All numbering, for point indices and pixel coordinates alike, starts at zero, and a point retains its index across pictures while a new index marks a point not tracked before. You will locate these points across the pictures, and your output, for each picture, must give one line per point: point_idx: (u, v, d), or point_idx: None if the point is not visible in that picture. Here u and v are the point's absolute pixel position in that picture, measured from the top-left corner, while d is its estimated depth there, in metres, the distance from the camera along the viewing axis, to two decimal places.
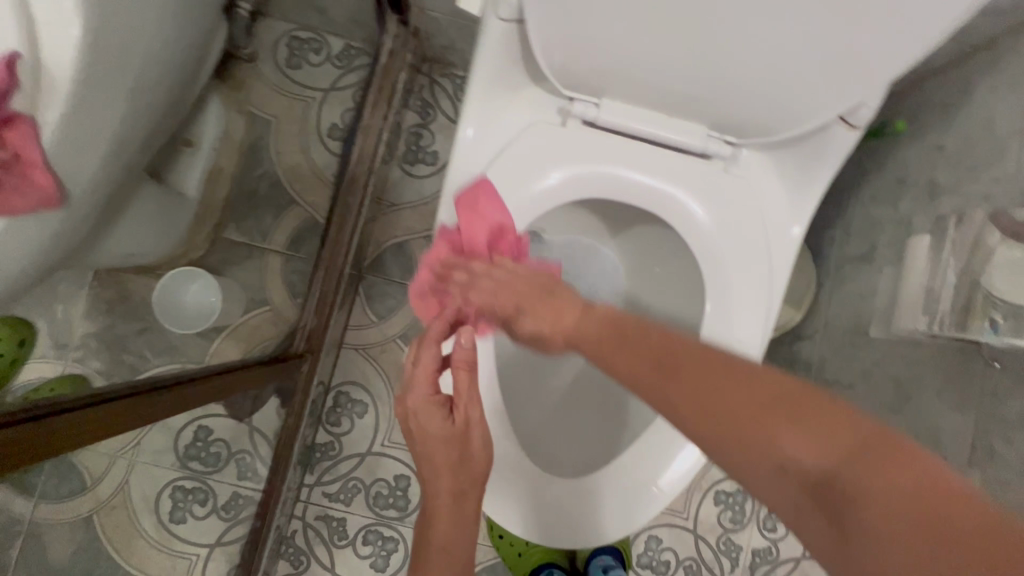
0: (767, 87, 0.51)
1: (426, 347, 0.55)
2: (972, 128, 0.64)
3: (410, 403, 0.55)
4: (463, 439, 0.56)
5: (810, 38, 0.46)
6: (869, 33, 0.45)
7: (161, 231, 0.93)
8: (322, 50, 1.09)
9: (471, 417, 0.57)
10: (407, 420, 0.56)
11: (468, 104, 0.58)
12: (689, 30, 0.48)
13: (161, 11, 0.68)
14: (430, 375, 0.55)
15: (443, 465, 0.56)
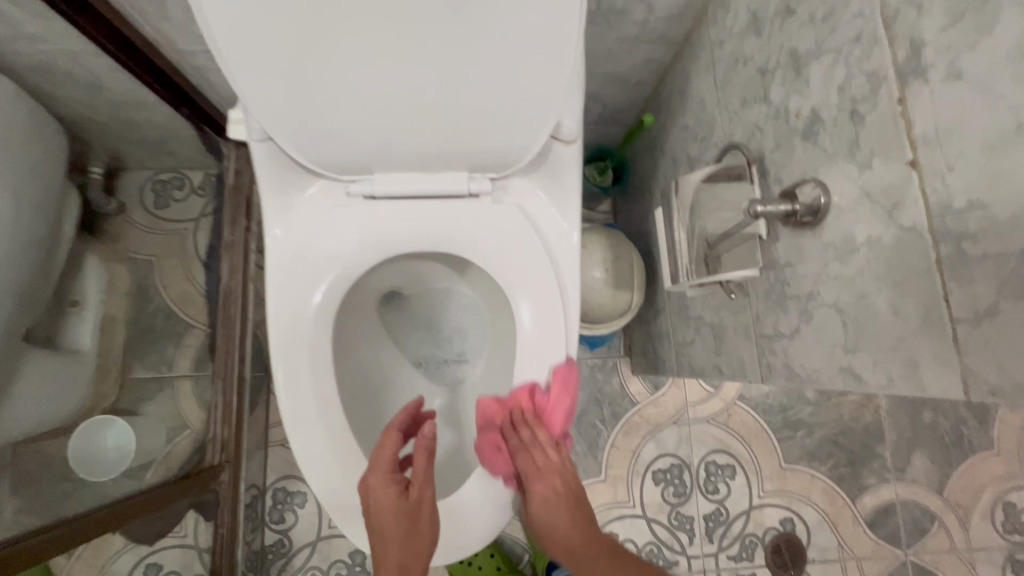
0: (484, 133, 0.62)
1: (392, 434, 0.66)
2: (697, 106, 0.77)
3: (371, 480, 0.64)
4: (415, 515, 0.63)
5: (485, 94, 0.57)
6: (525, 78, 0.55)
7: (61, 391, 0.97)
8: (185, 184, 1.19)
9: (424, 496, 0.64)
10: (366, 498, 0.64)
11: (266, 209, 0.68)
12: (396, 111, 0.58)
13: None
14: (391, 457, 0.65)
15: (391, 534, 0.62)
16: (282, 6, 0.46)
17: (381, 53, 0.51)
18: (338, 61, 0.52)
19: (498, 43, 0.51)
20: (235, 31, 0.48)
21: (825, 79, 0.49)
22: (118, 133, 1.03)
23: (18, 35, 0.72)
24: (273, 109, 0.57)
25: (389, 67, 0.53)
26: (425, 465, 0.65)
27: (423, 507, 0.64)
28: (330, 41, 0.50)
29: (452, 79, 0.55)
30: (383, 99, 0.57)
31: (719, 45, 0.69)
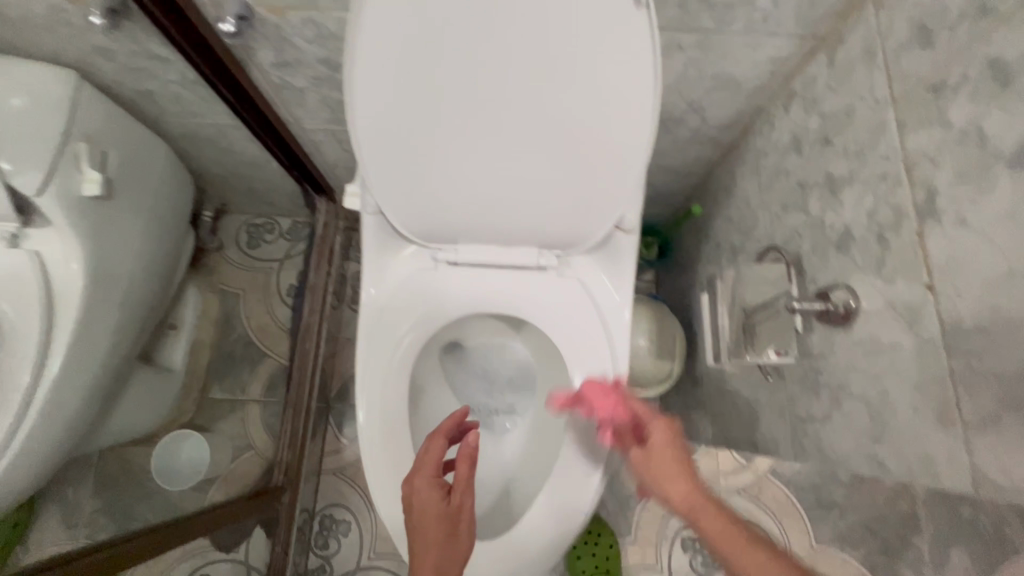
0: (563, 216, 0.72)
1: (437, 438, 0.72)
2: (742, 202, 0.86)
3: (417, 483, 0.68)
4: (454, 523, 0.66)
5: (568, 180, 0.68)
6: (602, 167, 0.66)
7: (153, 405, 1.10)
8: (274, 229, 1.34)
9: (464, 504, 0.67)
10: (411, 500, 0.68)
11: (365, 267, 0.79)
12: (492, 193, 0.70)
13: (139, 242, 0.93)
14: (434, 462, 0.70)
15: (432, 539, 0.65)
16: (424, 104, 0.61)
17: (488, 141, 0.65)
18: (455, 153, 0.66)
19: (583, 135, 0.64)
20: (380, 122, 0.63)
21: (857, 203, 0.58)
22: (230, 186, 1.20)
23: (182, 112, 0.89)
24: (392, 191, 0.70)
25: (493, 152, 0.66)
26: (465, 472, 0.67)
27: (463, 512, 0.66)
28: (450, 129, 0.64)
29: (542, 165, 0.67)
30: (483, 181, 0.69)
31: (764, 155, 0.79)
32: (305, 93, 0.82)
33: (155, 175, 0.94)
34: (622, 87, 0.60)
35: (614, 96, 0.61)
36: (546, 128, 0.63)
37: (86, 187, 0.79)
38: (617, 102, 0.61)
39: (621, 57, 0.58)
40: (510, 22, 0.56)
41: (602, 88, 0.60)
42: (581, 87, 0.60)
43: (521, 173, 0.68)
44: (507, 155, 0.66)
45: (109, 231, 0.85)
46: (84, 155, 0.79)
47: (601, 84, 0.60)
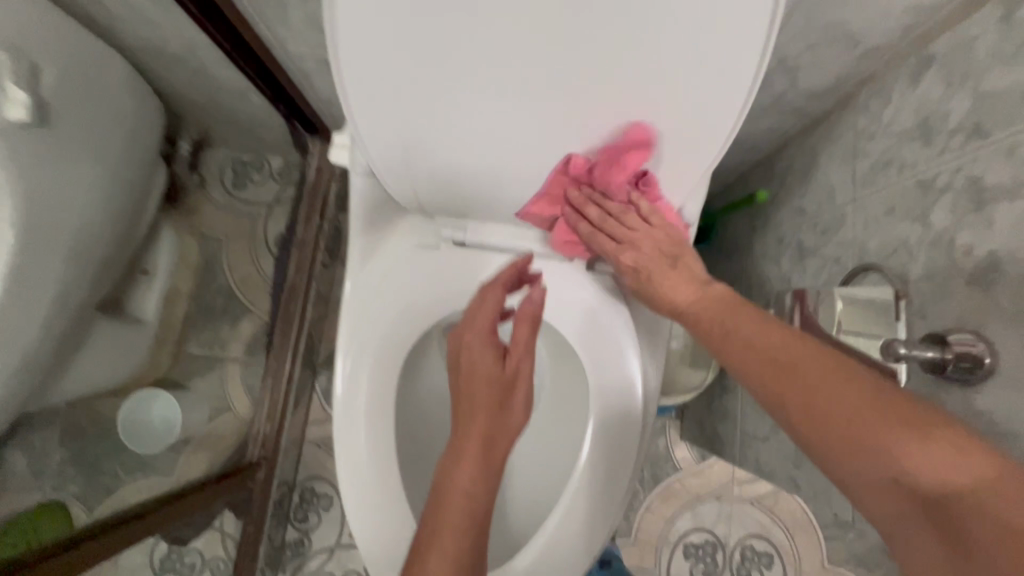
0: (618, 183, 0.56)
1: (495, 289, 0.59)
2: (821, 192, 0.70)
3: (466, 338, 0.58)
4: (511, 383, 0.56)
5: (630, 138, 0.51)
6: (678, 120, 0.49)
7: (120, 358, 0.99)
8: (263, 168, 1.19)
9: (523, 366, 0.57)
10: (457, 355, 0.58)
11: (352, 240, 0.66)
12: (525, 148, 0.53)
13: (91, 178, 0.77)
14: (488, 316, 0.58)
15: (481, 405, 0.55)
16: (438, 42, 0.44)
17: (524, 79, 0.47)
18: (476, 110, 0.50)
19: (650, 86, 0.47)
20: (372, 53, 0.45)
21: (1014, 225, 0.42)
22: (211, 115, 1.04)
23: (139, 19, 0.72)
24: (390, 151, 0.54)
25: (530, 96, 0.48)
26: (532, 330, 0.58)
27: (520, 377, 0.57)
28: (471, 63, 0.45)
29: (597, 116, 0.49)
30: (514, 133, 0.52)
31: (865, 138, 0.62)
32: (287, 7, 0.64)
33: (110, 98, 0.78)
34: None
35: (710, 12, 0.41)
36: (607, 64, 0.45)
37: (12, 110, 0.64)
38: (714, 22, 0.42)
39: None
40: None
41: (688, 21, 0.42)
42: (661, 30, 0.42)
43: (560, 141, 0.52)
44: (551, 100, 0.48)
45: (50, 165, 0.70)
46: (6, 66, 0.62)
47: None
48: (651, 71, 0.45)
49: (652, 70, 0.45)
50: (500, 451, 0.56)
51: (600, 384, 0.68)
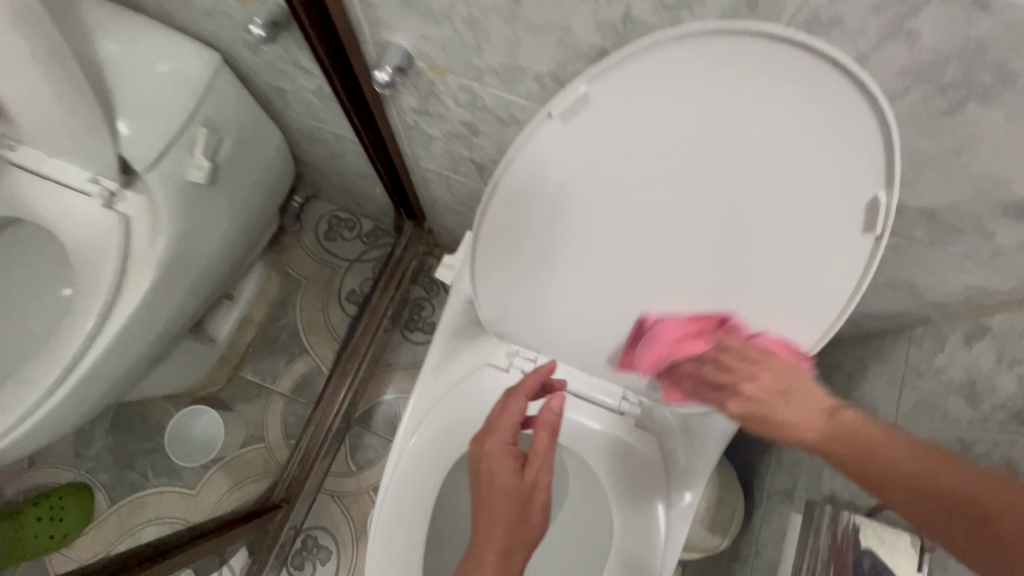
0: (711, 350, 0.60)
1: (519, 399, 0.64)
2: (863, 404, 0.74)
3: (488, 446, 0.62)
4: (527, 497, 0.61)
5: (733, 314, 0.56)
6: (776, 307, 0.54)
7: (187, 371, 1.08)
8: (355, 228, 1.30)
9: (538, 480, 0.61)
10: (479, 460, 0.62)
11: (436, 341, 0.73)
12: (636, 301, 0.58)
13: (226, 226, 0.89)
14: (512, 429, 0.63)
15: (501, 518, 0.60)
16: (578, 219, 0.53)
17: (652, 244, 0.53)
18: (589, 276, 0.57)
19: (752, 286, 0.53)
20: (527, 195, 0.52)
21: None
22: (326, 180, 1.18)
23: (307, 114, 0.86)
24: (495, 291, 0.62)
25: (653, 259, 0.54)
26: (548, 445, 0.61)
27: (538, 489, 0.61)
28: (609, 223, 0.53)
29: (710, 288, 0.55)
30: (628, 285, 0.57)
31: (914, 373, 0.67)
32: (434, 141, 0.76)
33: (261, 164, 0.91)
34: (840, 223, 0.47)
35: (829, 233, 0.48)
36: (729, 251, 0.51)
37: (191, 172, 0.77)
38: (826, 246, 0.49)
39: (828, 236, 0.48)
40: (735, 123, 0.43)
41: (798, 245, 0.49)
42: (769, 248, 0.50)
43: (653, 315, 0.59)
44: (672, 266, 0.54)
45: (203, 213, 0.82)
46: (201, 140, 0.76)
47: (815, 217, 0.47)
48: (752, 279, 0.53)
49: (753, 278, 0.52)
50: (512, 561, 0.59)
51: (623, 537, 0.72)
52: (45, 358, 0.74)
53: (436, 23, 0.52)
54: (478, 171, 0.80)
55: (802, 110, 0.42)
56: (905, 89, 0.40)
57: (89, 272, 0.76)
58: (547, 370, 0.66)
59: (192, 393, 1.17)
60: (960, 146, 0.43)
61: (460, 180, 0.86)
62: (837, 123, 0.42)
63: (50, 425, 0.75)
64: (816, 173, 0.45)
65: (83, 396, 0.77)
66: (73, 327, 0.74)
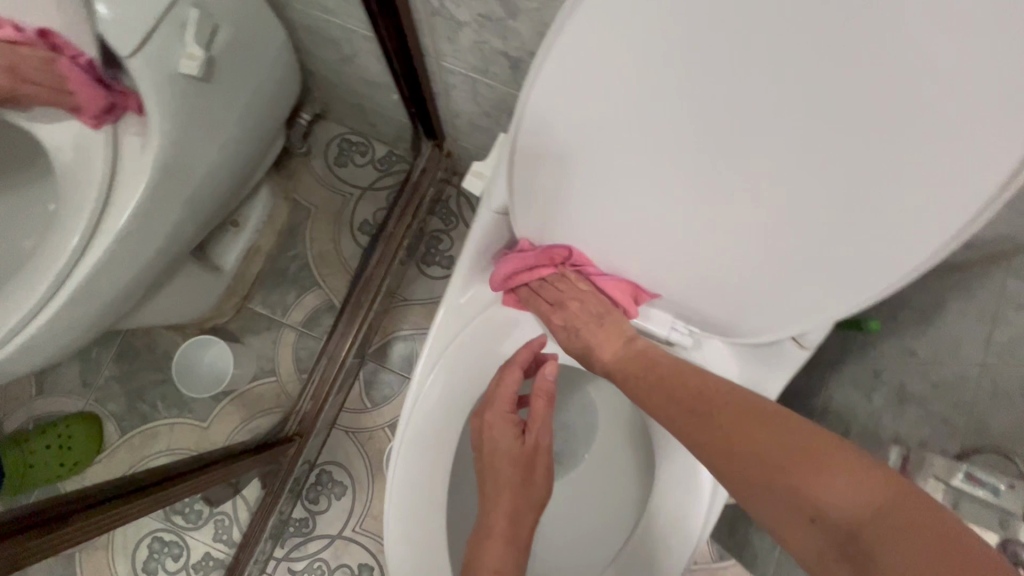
0: (800, 287, 0.50)
1: (513, 369, 0.63)
2: (941, 343, 0.66)
3: (488, 418, 0.62)
4: (530, 459, 0.62)
5: (822, 249, 0.47)
6: (881, 244, 0.44)
7: (193, 300, 1.02)
8: (368, 153, 1.20)
9: (539, 443, 0.63)
10: (481, 433, 0.63)
11: (461, 261, 0.64)
12: (695, 228, 0.51)
13: (227, 133, 0.79)
14: (510, 398, 0.63)
15: (506, 481, 0.61)
16: (638, 106, 0.44)
17: (715, 164, 0.46)
18: (647, 180, 0.49)
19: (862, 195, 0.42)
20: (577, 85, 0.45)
21: None
22: (336, 95, 1.07)
23: (314, 4, 0.75)
24: (537, 203, 0.55)
25: (724, 162, 0.45)
26: (545, 406, 0.63)
27: (540, 450, 0.63)
28: (672, 125, 0.45)
29: (821, 196, 0.44)
30: (698, 194, 0.48)
31: (1012, 306, 0.58)
32: (461, 29, 0.66)
33: (263, 67, 0.81)
34: (989, 127, 0.36)
35: (956, 148, 0.38)
36: (809, 180, 0.43)
37: (183, 63, 0.66)
38: (971, 136, 0.37)
39: (981, 117, 0.36)
40: None
41: (934, 133, 0.38)
42: (892, 140, 0.39)
43: (720, 231, 0.50)
44: (743, 188, 0.46)
45: (204, 117, 0.73)
46: (192, 24, 0.65)
47: (935, 129, 0.38)
48: (858, 183, 0.42)
49: (858, 181, 0.42)
50: (520, 526, 0.60)
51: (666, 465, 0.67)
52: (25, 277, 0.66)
53: None
54: (511, 70, 0.69)
55: None
56: None
57: (67, 181, 0.67)
58: (541, 343, 0.66)
59: (200, 323, 1.11)
60: None
61: (489, 84, 0.76)
62: None
63: (38, 346, 0.68)
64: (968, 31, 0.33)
65: (77, 316, 0.70)
66: (56, 238, 0.66)
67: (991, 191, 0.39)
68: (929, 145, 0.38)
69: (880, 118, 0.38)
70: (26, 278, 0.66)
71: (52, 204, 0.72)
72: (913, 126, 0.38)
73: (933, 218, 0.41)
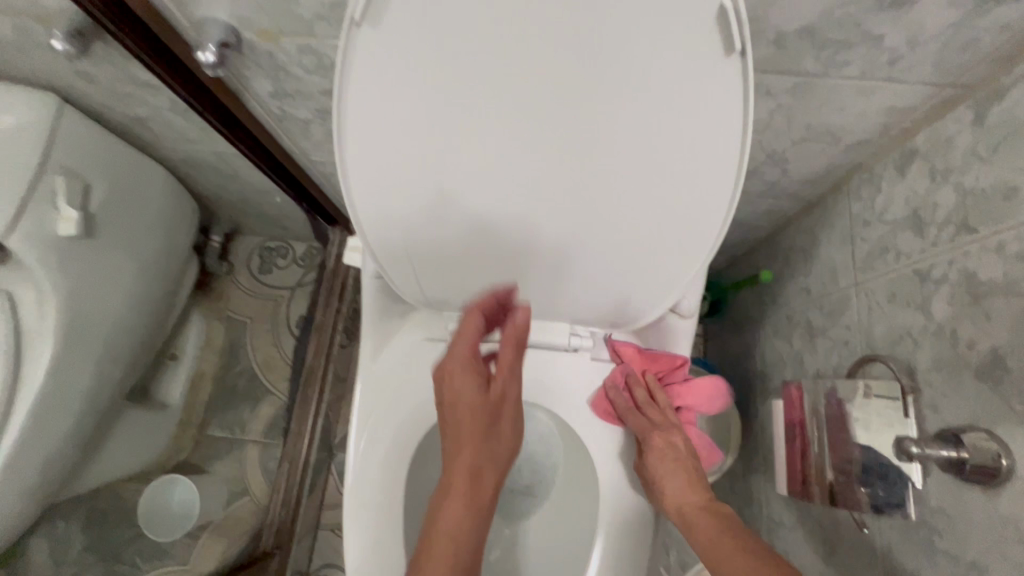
0: (644, 266, 0.54)
1: (473, 313, 0.56)
2: (823, 274, 0.70)
3: (449, 363, 0.56)
4: (494, 414, 0.56)
5: (644, 229, 0.50)
6: (674, 205, 0.48)
7: (146, 443, 1.03)
8: (288, 254, 1.24)
9: (505, 396, 0.56)
10: (442, 378, 0.56)
11: (367, 327, 0.69)
12: (532, 252, 0.54)
13: (128, 276, 0.83)
14: (473, 350, 0.56)
15: (467, 438, 0.54)
16: (435, 153, 0.47)
17: (521, 195, 0.49)
18: (479, 213, 0.51)
19: (649, 166, 0.46)
20: (378, 154, 0.47)
21: (1012, 318, 0.43)
22: (239, 210, 1.11)
23: (179, 138, 0.80)
24: (400, 262, 0.57)
25: (530, 175, 0.48)
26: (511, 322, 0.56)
27: (502, 403, 0.56)
28: (469, 161, 0.47)
29: (622, 179, 0.47)
30: (525, 209, 0.50)
31: (861, 224, 0.63)
32: (309, 125, 0.71)
33: (148, 205, 0.85)
34: (706, 76, 0.41)
35: (694, 111, 0.43)
36: (607, 167, 0.46)
37: (61, 226, 0.71)
38: (701, 87, 0.42)
39: (697, 73, 0.41)
40: (532, 11, 0.39)
41: (673, 95, 0.42)
42: (646, 112, 0.43)
43: (563, 236, 0.52)
44: (546, 200, 0.49)
45: (97, 268, 0.76)
46: (60, 188, 0.70)
47: (673, 92, 0.42)
48: (643, 156, 0.45)
49: (642, 155, 0.45)
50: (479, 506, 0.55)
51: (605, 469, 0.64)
52: None
53: None
54: None
55: None
56: None
57: None
58: (506, 291, 0.57)
59: (160, 465, 1.07)
60: None
61: None
62: None
63: None
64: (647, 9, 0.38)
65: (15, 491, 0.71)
66: None
67: (741, 126, 0.43)
68: (676, 106, 0.43)
69: (627, 98, 0.42)
70: None
71: None
72: (654, 95, 0.42)
73: (714, 164, 0.45)
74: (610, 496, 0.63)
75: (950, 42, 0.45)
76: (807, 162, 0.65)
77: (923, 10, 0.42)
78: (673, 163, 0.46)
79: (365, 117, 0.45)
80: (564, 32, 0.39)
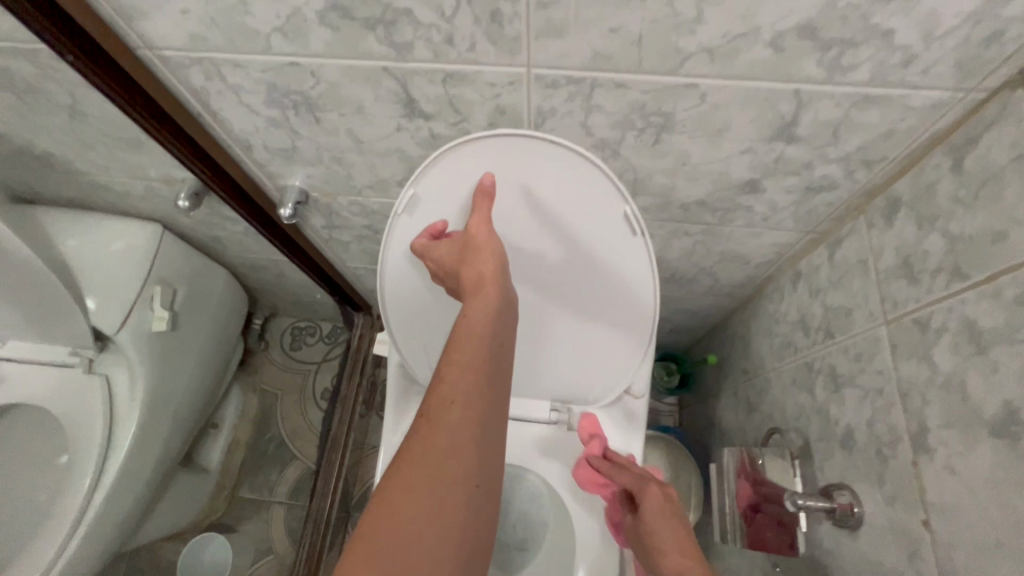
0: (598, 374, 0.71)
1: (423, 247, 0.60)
2: (756, 359, 0.87)
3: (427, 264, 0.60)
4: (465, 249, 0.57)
5: (595, 347, 0.69)
6: (620, 322, 0.66)
7: (189, 504, 1.18)
8: (316, 331, 1.41)
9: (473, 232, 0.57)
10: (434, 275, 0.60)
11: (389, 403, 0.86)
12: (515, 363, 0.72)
13: (195, 359, 1.02)
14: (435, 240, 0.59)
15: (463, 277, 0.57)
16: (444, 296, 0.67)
17: None
18: None
19: (594, 306, 0.65)
20: (405, 296, 0.67)
21: (857, 406, 0.59)
22: (278, 299, 1.32)
23: (244, 251, 1.00)
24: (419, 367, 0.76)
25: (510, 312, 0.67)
26: (493, 241, 0.56)
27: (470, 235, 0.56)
28: None
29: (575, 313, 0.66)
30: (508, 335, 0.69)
31: (776, 322, 0.81)
32: (349, 244, 0.92)
33: (214, 302, 1.05)
34: (624, 251, 0.60)
35: (618, 271, 0.62)
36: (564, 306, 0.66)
37: (155, 323, 0.92)
38: (622, 257, 0.61)
39: (618, 249, 0.60)
40: (504, 215, 0.59)
41: (603, 262, 0.62)
42: (587, 273, 0.63)
43: (536, 353, 0.70)
44: (531, 317, 0.67)
45: (173, 357, 0.96)
46: (157, 295, 0.92)
47: (603, 260, 0.62)
48: (588, 300, 0.65)
49: (588, 299, 0.65)
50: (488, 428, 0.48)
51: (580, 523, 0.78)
52: (50, 524, 0.83)
53: (312, 167, 0.68)
54: None
55: (534, 174, 0.56)
56: (621, 137, 0.54)
57: (74, 437, 0.86)
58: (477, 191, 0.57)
59: (197, 525, 1.21)
60: (681, 160, 0.57)
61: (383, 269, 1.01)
62: (567, 177, 0.56)
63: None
64: (579, 213, 0.58)
65: (94, 545, 0.86)
66: (76, 477, 0.84)
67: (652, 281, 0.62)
68: (606, 270, 0.62)
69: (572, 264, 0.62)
70: (52, 524, 0.82)
71: (62, 456, 0.89)
72: (590, 264, 0.62)
73: (637, 305, 0.64)
74: (585, 549, 0.78)
75: (800, 211, 0.64)
76: (732, 274, 0.84)
77: (772, 195, 0.61)
78: (610, 303, 0.65)
79: (397, 275, 0.66)
80: (530, 215, 0.59)
